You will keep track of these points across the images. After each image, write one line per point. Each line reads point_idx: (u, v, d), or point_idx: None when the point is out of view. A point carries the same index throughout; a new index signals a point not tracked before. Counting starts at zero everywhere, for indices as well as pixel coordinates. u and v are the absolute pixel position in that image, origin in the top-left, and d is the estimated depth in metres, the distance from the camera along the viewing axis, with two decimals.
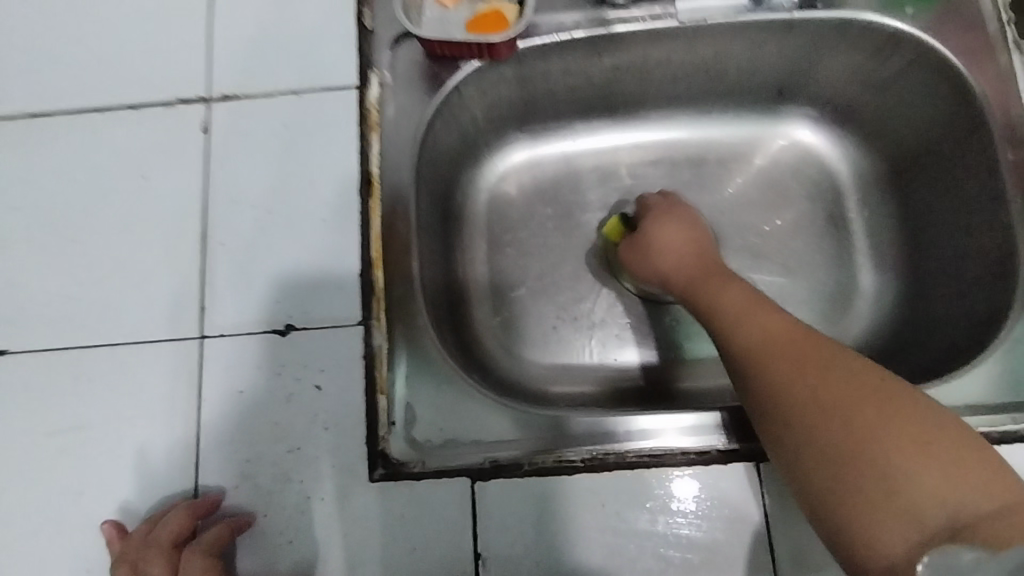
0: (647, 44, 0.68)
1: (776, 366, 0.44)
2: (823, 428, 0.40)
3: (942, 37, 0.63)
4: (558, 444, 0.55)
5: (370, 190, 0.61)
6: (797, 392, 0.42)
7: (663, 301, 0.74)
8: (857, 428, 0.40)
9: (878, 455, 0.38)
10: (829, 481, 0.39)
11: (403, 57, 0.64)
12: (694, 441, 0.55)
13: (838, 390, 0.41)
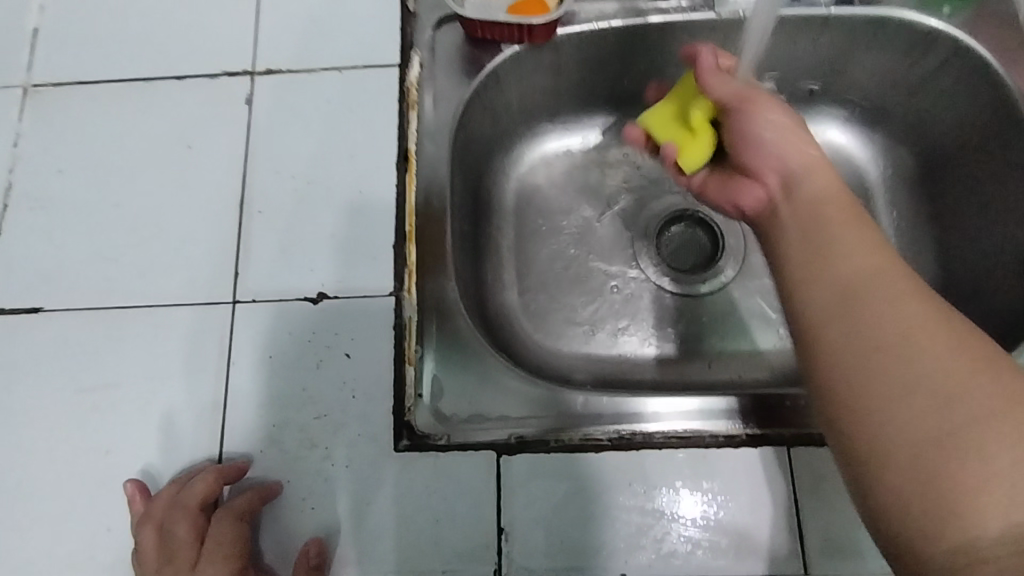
0: (683, 36, 0.68)
1: (853, 312, 0.39)
2: (869, 360, 0.37)
3: (978, 36, 0.64)
4: (584, 422, 0.55)
5: (406, 166, 0.62)
6: (892, 330, 0.37)
7: (691, 293, 0.74)
8: (929, 383, 0.35)
9: (967, 426, 0.33)
10: (925, 443, 0.33)
11: (443, 39, 0.66)
12: (721, 424, 0.54)
13: (890, 336, 0.37)
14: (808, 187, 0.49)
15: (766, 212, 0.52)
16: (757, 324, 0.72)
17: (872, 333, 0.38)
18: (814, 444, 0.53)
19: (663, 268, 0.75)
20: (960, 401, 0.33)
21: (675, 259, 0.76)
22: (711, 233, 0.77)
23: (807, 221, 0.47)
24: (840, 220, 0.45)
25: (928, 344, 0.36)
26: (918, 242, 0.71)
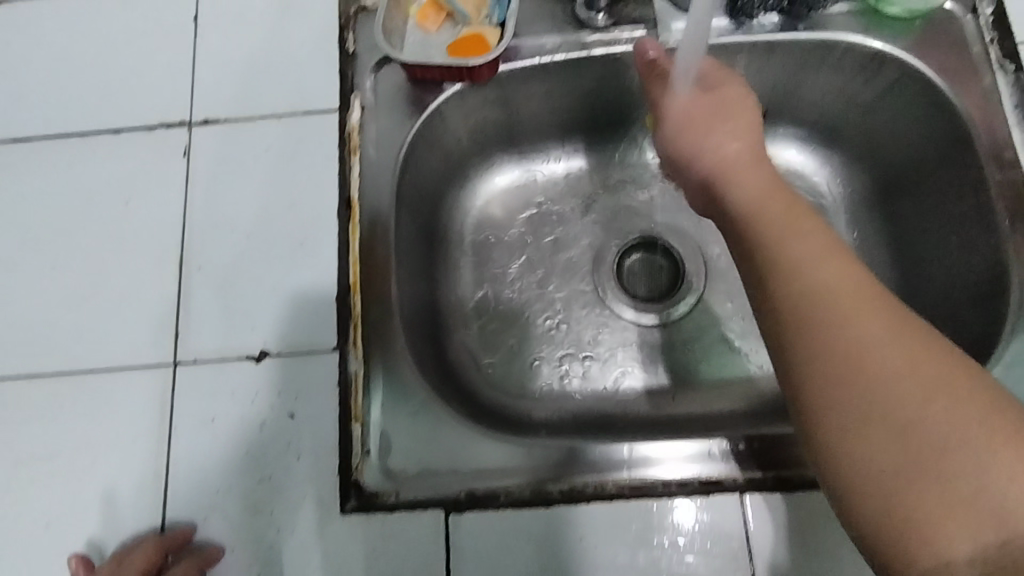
0: (631, 66, 0.67)
1: (817, 314, 0.38)
2: (842, 365, 0.36)
3: (925, 58, 0.63)
4: (540, 475, 0.53)
5: (349, 214, 0.60)
6: (863, 334, 0.36)
7: (652, 323, 0.72)
8: (912, 386, 0.34)
9: (948, 431, 0.32)
10: (910, 445, 0.32)
11: (384, 81, 0.64)
12: (685, 471, 0.53)
13: (867, 341, 0.36)
14: (735, 192, 0.49)
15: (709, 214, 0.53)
16: (717, 353, 0.71)
17: (847, 336, 0.36)
18: (768, 489, 0.52)
19: (622, 299, 0.74)
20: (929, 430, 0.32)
21: (636, 289, 0.75)
22: (671, 259, 0.75)
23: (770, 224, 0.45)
24: (794, 225, 0.44)
25: (905, 349, 0.35)
26: (878, 263, 0.70)
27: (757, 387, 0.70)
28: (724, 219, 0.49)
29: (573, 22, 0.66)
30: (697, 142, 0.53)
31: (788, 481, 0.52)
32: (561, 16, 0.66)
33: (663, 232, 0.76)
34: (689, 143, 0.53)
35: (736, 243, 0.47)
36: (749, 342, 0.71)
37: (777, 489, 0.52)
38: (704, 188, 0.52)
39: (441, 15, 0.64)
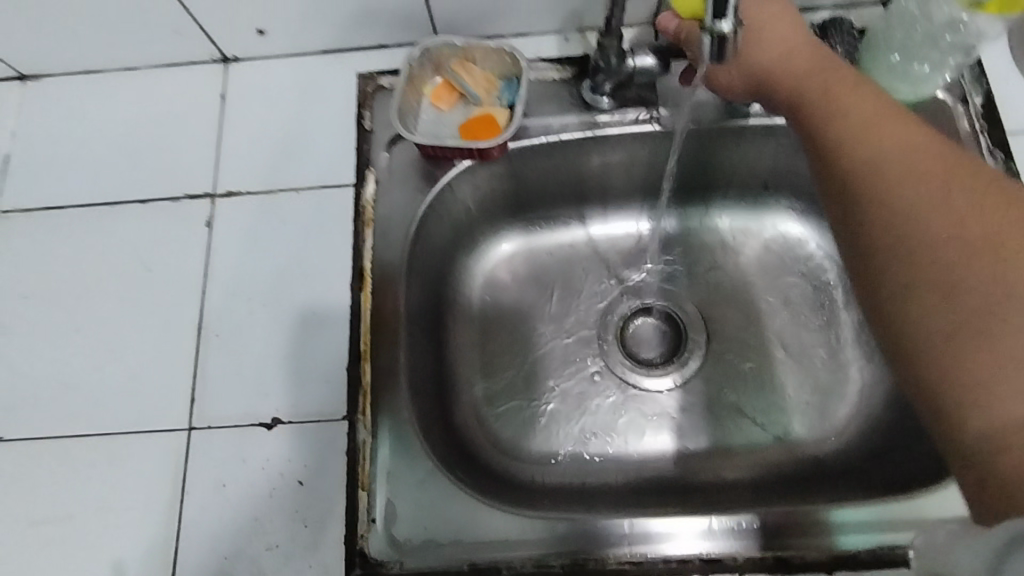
0: (637, 143, 0.70)
1: (903, 221, 0.41)
2: (929, 262, 0.39)
3: None
4: (556, 551, 0.54)
5: (361, 283, 0.62)
6: (935, 242, 0.39)
7: (656, 389, 0.74)
8: (991, 293, 0.36)
9: (999, 337, 0.34)
10: (967, 348, 0.35)
11: (399, 156, 0.67)
12: (699, 546, 0.54)
13: (948, 254, 0.38)
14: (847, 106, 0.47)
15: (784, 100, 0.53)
16: (721, 419, 0.72)
17: (928, 235, 0.39)
18: (766, 568, 0.53)
19: (626, 363, 0.75)
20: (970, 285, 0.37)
21: (640, 353, 0.76)
22: (675, 324, 0.77)
23: (827, 93, 0.49)
24: (899, 143, 0.44)
25: (987, 261, 0.37)
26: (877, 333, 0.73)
27: (759, 455, 0.71)
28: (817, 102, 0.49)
29: (579, 104, 0.69)
30: (780, 63, 0.52)
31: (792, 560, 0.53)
32: (567, 97, 0.69)
33: (667, 298, 0.78)
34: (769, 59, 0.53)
35: (832, 139, 0.47)
36: (754, 403, 0.72)
37: (776, 570, 0.53)
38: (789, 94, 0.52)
39: (455, 95, 0.68)
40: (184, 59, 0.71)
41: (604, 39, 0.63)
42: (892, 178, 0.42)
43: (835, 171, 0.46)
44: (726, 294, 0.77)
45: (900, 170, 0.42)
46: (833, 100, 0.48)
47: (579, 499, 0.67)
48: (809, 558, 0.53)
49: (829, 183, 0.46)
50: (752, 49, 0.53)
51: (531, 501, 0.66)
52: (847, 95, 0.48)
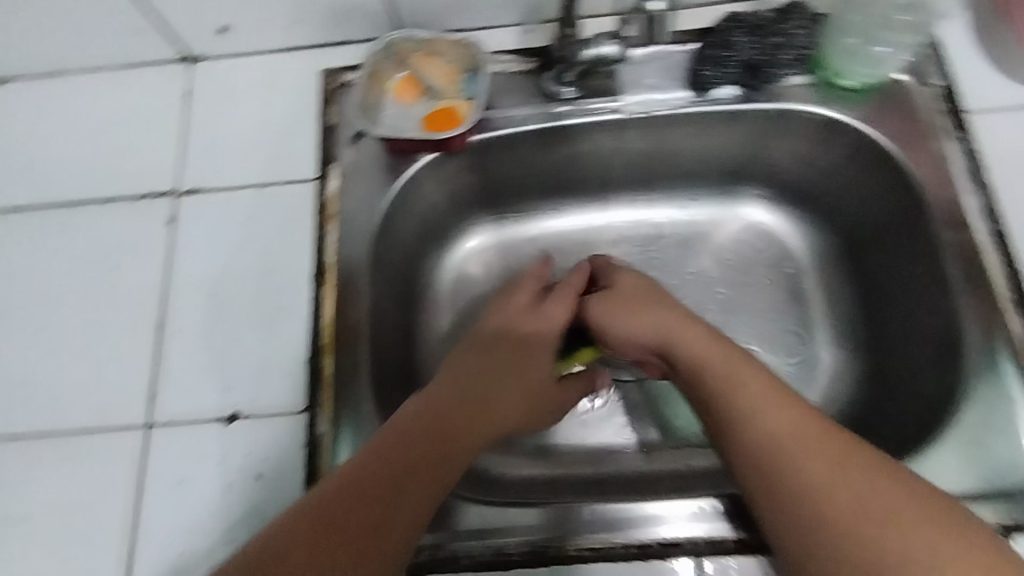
0: (599, 135, 0.71)
1: (808, 505, 0.40)
2: (877, 563, 0.37)
3: (879, 125, 0.65)
4: (547, 534, 0.54)
5: (323, 278, 0.62)
6: (851, 526, 0.38)
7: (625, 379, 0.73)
8: (902, 512, 0.38)
9: (950, 557, 0.36)
10: (940, 562, 0.36)
11: (363, 151, 0.68)
12: (675, 530, 0.53)
13: (868, 517, 0.38)
14: (688, 354, 0.52)
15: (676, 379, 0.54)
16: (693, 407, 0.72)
17: (836, 511, 0.39)
18: (727, 552, 0.52)
19: (598, 354, 0.74)
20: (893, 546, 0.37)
21: None
22: None
23: (731, 380, 0.48)
24: (763, 396, 0.45)
25: (879, 483, 0.40)
26: (845, 318, 0.74)
27: None
28: (693, 380, 0.51)
29: (541, 96, 0.69)
30: (693, 349, 0.52)
31: (747, 543, 0.52)
32: (529, 90, 0.69)
33: None
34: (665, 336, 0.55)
35: (719, 409, 0.47)
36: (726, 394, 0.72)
37: (737, 553, 0.52)
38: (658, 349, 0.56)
39: (418, 89, 0.67)
40: (148, 59, 0.71)
41: (562, 22, 0.63)
42: (768, 452, 0.43)
43: (752, 471, 0.43)
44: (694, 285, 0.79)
45: (785, 430, 0.43)
46: (744, 408, 0.45)
47: (553, 490, 0.66)
48: None
49: (751, 492, 0.43)
50: (628, 327, 0.58)
51: (501, 492, 0.65)
52: (739, 363, 0.49)
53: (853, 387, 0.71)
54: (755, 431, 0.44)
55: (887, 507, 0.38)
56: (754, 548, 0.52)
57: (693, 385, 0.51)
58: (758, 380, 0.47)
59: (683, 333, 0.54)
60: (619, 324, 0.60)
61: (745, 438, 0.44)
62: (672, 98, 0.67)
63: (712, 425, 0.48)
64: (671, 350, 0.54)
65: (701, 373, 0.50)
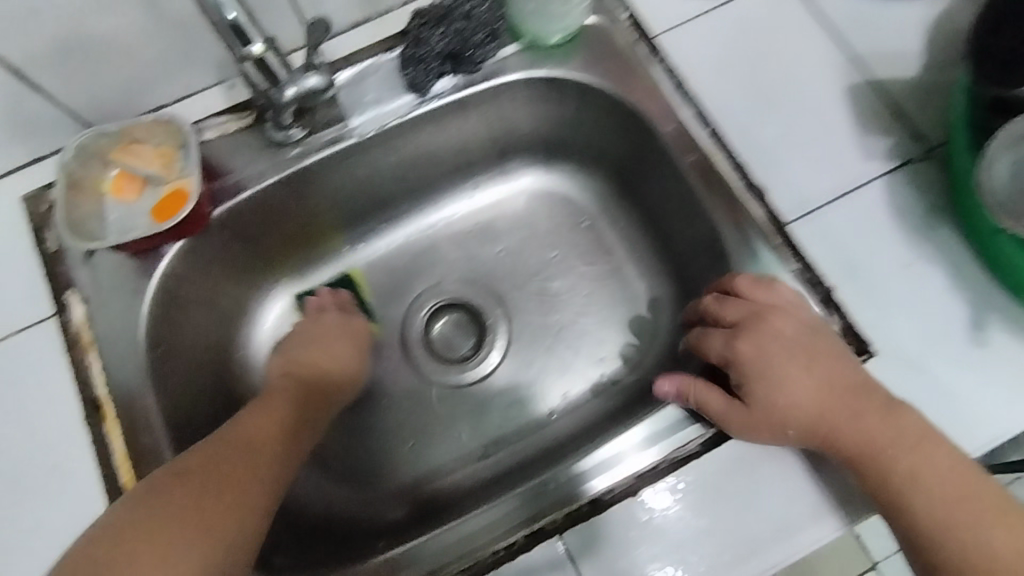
0: (348, 162, 0.69)
1: (897, 487, 0.47)
2: (922, 502, 0.46)
3: (592, 70, 0.68)
4: (530, 511, 0.55)
5: (101, 414, 0.57)
6: (919, 482, 0.47)
7: (479, 376, 0.78)
8: (949, 468, 0.47)
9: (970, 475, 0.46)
10: (975, 488, 0.46)
11: (102, 265, 0.62)
12: (582, 492, 0.54)
13: (938, 503, 0.46)
14: (749, 339, 0.55)
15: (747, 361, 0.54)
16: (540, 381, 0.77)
17: (928, 504, 0.46)
18: (585, 516, 0.53)
19: (447, 364, 0.79)
20: (933, 471, 0.47)
21: (455, 348, 0.80)
22: (474, 310, 0.80)
23: (874, 410, 0.50)
24: (871, 400, 0.50)
25: (952, 461, 0.47)
26: (639, 247, 0.79)
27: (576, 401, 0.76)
28: (741, 363, 0.54)
29: (271, 145, 0.66)
30: (791, 356, 0.53)
31: (643, 476, 0.54)
32: (257, 143, 0.66)
33: (459, 290, 0.81)
34: (750, 376, 0.53)
35: (794, 399, 0.52)
36: (561, 358, 0.78)
37: (593, 513, 0.53)
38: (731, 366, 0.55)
39: (136, 182, 0.63)
40: None
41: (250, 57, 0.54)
42: (811, 412, 0.51)
43: (857, 476, 0.49)
44: (504, 269, 0.81)
45: (810, 396, 0.51)
46: (776, 390, 0.52)
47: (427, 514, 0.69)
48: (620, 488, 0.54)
49: (829, 450, 0.50)
50: (744, 354, 0.54)
51: (363, 543, 0.65)
52: (834, 362, 0.52)
53: (669, 304, 0.76)
54: (795, 406, 0.51)
55: (924, 445, 0.48)
56: (646, 481, 0.53)
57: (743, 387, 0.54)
58: (808, 342, 0.53)
59: (782, 330, 0.54)
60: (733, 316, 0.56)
61: (774, 414, 0.52)
62: (394, 107, 0.67)
63: (778, 404, 0.52)
64: (788, 348, 0.53)
65: (761, 420, 0.52)
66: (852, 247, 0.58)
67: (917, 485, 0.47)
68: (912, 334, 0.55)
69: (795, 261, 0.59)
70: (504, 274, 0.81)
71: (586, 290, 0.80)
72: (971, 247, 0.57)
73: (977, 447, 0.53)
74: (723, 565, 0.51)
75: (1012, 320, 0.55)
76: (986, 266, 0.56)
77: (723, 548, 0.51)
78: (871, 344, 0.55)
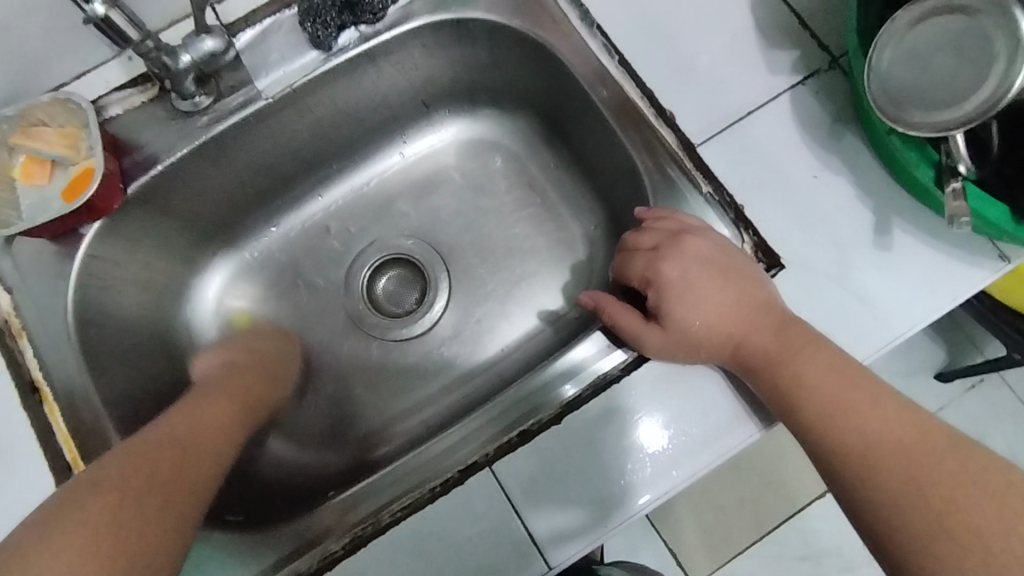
0: (261, 123, 0.68)
1: (790, 391, 0.48)
2: (808, 397, 0.48)
3: (496, 8, 0.66)
4: (499, 430, 0.58)
5: (41, 397, 0.59)
6: (805, 383, 0.48)
7: (426, 325, 0.79)
8: (833, 365, 0.48)
9: (853, 371, 0.48)
10: (852, 382, 0.47)
11: (22, 252, 0.62)
12: (513, 428, 0.57)
13: (824, 398, 0.47)
14: (665, 267, 0.54)
15: (658, 286, 0.55)
16: (486, 328, 0.79)
17: (815, 398, 0.47)
18: (515, 447, 0.55)
19: (389, 321, 0.80)
20: (810, 371, 0.48)
21: (400, 303, 0.81)
22: (414, 265, 0.81)
23: (773, 325, 0.50)
24: (763, 312, 0.51)
25: (839, 362, 0.48)
26: (572, 187, 0.79)
27: (521, 345, 0.77)
28: (656, 286, 0.55)
29: (178, 115, 0.65)
30: (700, 278, 0.53)
31: (569, 405, 0.55)
32: (166, 115, 0.65)
33: (397, 246, 0.81)
34: (668, 299, 0.54)
35: (695, 317, 0.52)
36: (503, 304, 0.79)
37: (520, 444, 0.54)
38: (653, 289, 0.55)
39: (45, 166, 0.62)
40: None
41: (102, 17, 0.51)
42: (721, 331, 0.52)
43: (752, 381, 0.50)
44: (441, 223, 0.82)
45: (720, 314, 0.52)
46: (687, 313, 0.53)
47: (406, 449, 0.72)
48: (547, 417, 0.55)
49: (735, 359, 0.51)
50: (659, 284, 0.55)
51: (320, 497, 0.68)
52: (741, 278, 0.52)
53: (603, 242, 0.77)
54: (703, 321, 0.52)
55: (810, 348, 0.49)
56: (571, 408, 0.55)
57: (661, 308, 0.54)
58: (717, 261, 0.53)
59: (691, 251, 0.54)
60: (646, 239, 0.56)
61: (686, 336, 0.52)
62: (300, 65, 0.66)
63: (686, 322, 0.52)
64: (694, 273, 0.54)
65: (682, 340, 0.52)
66: (762, 161, 0.58)
67: (800, 385, 0.48)
68: (822, 244, 0.56)
69: (707, 184, 0.59)
70: (442, 227, 0.82)
71: (523, 235, 0.80)
72: (874, 152, 0.57)
73: (884, 345, 0.55)
74: (648, 479, 0.52)
75: (917, 221, 0.56)
76: (889, 170, 0.57)
77: (649, 460, 0.52)
78: (781, 257, 0.56)
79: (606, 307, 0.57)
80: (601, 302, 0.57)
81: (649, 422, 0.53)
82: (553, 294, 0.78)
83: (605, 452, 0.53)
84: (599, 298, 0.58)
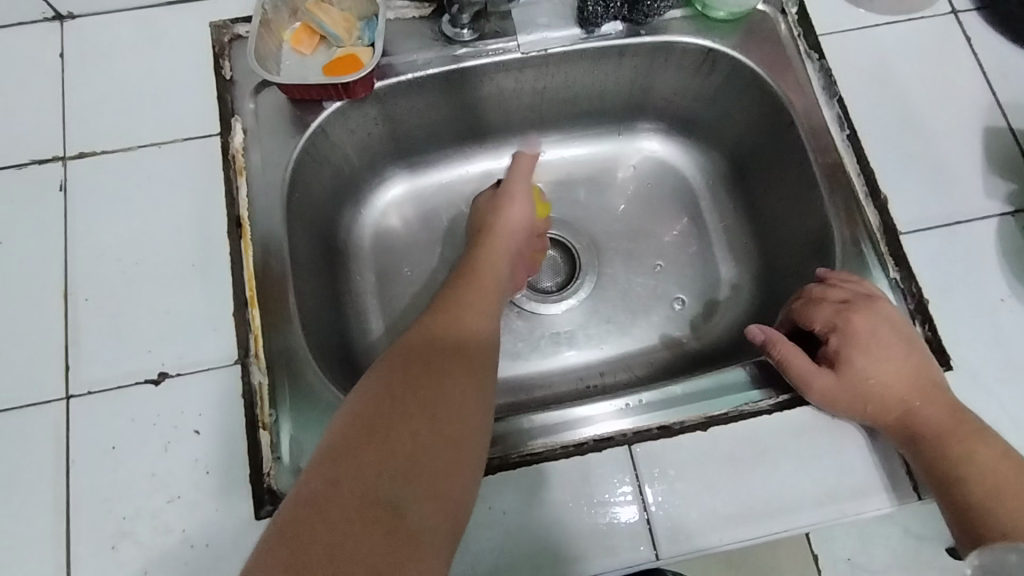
0: (503, 73, 0.73)
1: (951, 463, 0.50)
2: (971, 472, 0.50)
3: (748, 51, 0.71)
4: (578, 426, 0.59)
5: (241, 232, 0.62)
6: (968, 459, 0.50)
7: (562, 307, 0.82)
8: (994, 452, 0.50)
9: (1014, 461, 0.50)
10: (1014, 470, 0.49)
11: (264, 103, 0.67)
12: (599, 427, 0.60)
13: (986, 475, 0.49)
14: (857, 320, 0.57)
15: (844, 338, 0.57)
16: (613, 331, 0.81)
17: (977, 474, 0.49)
18: (653, 437, 0.57)
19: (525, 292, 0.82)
20: (973, 449, 0.51)
21: (541, 280, 0.83)
22: (567, 251, 0.84)
23: (944, 400, 0.53)
24: (937, 390, 0.54)
25: (1001, 451, 0.51)
26: (736, 232, 0.82)
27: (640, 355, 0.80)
28: (843, 337, 0.57)
29: (441, 38, 0.70)
30: (889, 342, 0.56)
31: (713, 419, 0.58)
32: (428, 34, 0.71)
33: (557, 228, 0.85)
34: (851, 351, 0.56)
35: (878, 376, 0.55)
36: (636, 313, 0.81)
37: (662, 437, 0.57)
38: (838, 338, 0.57)
39: (315, 38, 0.67)
40: (25, 19, 0.67)
41: None
42: (893, 394, 0.54)
43: (912, 446, 0.53)
44: (602, 221, 0.85)
45: (898, 379, 0.55)
46: (867, 368, 0.55)
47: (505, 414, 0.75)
48: (691, 421, 0.58)
49: (900, 423, 0.54)
50: (847, 336, 0.57)
51: None
52: (919, 354, 0.56)
53: (749, 293, 0.80)
54: (881, 379, 0.55)
55: (974, 430, 0.52)
56: (716, 423, 0.57)
57: (837, 355, 0.57)
58: (903, 331, 0.57)
59: (883, 314, 0.57)
60: (837, 291, 0.59)
61: (861, 388, 0.55)
62: (561, 35, 0.71)
63: (865, 376, 0.55)
64: (883, 337, 0.56)
65: (856, 390, 0.55)
66: (955, 269, 0.62)
67: (964, 462, 0.50)
68: (992, 359, 0.59)
69: (897, 270, 0.62)
70: (601, 224, 0.85)
71: (675, 258, 0.83)
72: None
73: None
74: (773, 511, 0.55)
75: None
76: None
77: (776, 496, 0.55)
78: (951, 358, 0.59)
79: (777, 343, 0.58)
80: (773, 338, 0.59)
81: (779, 456, 0.56)
82: (686, 320, 0.81)
83: (732, 470, 0.56)
84: (771, 333, 0.59)
